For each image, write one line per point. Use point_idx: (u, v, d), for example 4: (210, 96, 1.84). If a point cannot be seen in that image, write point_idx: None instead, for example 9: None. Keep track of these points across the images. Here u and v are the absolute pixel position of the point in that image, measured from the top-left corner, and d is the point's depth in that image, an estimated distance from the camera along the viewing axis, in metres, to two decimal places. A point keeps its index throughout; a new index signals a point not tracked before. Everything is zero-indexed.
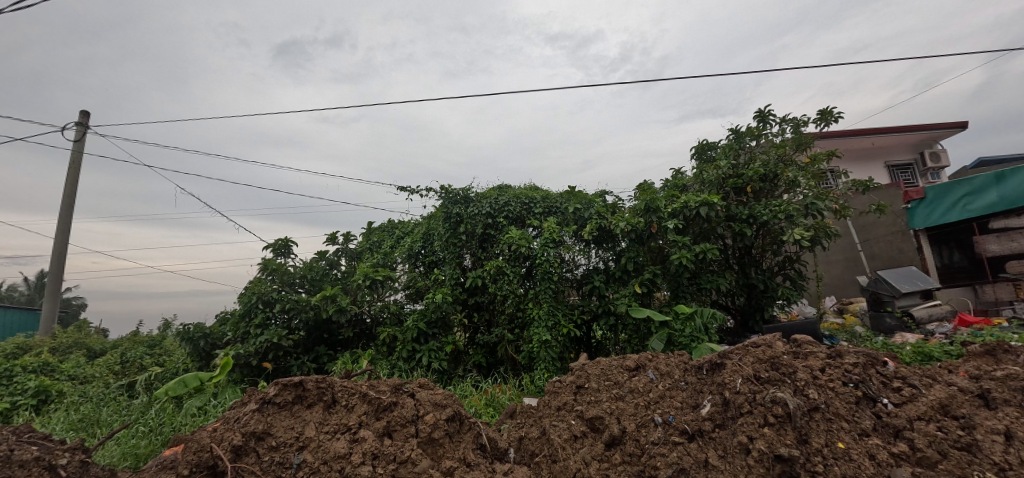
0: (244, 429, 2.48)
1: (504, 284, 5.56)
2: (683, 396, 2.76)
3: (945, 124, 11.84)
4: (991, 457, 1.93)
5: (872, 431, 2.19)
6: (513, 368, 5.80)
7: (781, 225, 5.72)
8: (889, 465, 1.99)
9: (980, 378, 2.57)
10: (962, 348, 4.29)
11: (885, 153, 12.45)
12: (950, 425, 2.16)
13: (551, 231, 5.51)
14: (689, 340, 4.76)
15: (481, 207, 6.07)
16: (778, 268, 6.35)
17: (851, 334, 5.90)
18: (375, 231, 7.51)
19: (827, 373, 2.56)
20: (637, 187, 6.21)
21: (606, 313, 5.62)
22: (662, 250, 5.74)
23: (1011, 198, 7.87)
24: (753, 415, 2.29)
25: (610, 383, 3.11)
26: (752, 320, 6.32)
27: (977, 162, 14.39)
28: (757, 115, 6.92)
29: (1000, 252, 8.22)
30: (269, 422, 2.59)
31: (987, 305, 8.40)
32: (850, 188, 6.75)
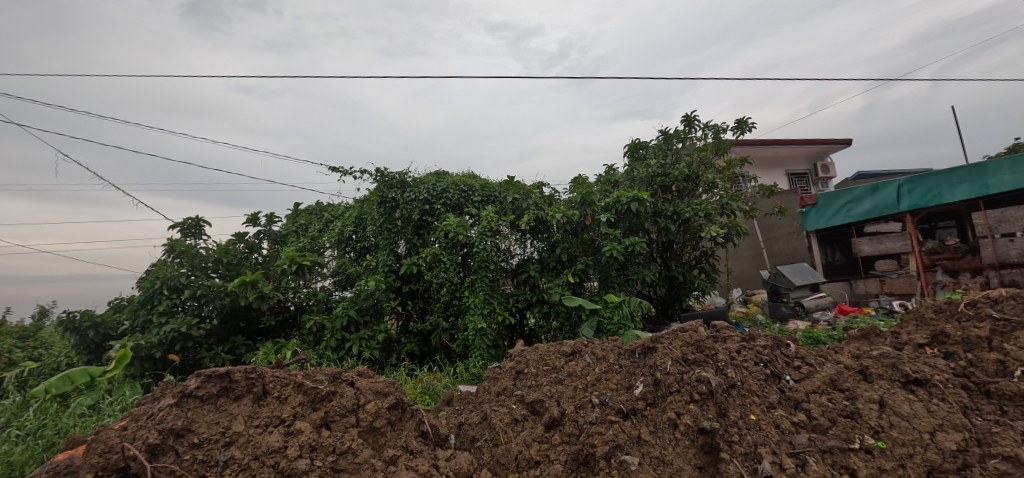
0: (161, 425, 2.23)
1: (440, 272, 5.44)
2: (617, 378, 2.92)
3: (833, 141, 13.65)
4: (869, 422, 2.25)
5: (778, 404, 2.44)
6: (448, 356, 5.75)
7: (700, 223, 6.24)
8: (791, 432, 2.25)
9: (859, 356, 2.95)
10: (844, 332, 5.01)
11: (785, 162, 14.08)
12: (838, 396, 2.46)
13: (489, 220, 5.47)
14: (617, 328, 5.04)
15: (417, 192, 5.86)
16: (695, 261, 6.89)
17: (754, 322, 6.62)
18: (302, 213, 7.02)
19: (742, 354, 2.83)
20: (573, 181, 6.42)
21: (539, 301, 5.74)
22: (595, 241, 5.95)
23: (880, 206, 8.91)
24: (681, 393, 2.49)
25: (549, 368, 3.20)
26: (671, 309, 6.88)
27: (858, 176, 16.84)
28: (684, 119, 7.44)
29: (871, 252, 9.37)
30: (190, 417, 2.36)
31: (859, 297, 9.59)
32: (758, 192, 7.47)
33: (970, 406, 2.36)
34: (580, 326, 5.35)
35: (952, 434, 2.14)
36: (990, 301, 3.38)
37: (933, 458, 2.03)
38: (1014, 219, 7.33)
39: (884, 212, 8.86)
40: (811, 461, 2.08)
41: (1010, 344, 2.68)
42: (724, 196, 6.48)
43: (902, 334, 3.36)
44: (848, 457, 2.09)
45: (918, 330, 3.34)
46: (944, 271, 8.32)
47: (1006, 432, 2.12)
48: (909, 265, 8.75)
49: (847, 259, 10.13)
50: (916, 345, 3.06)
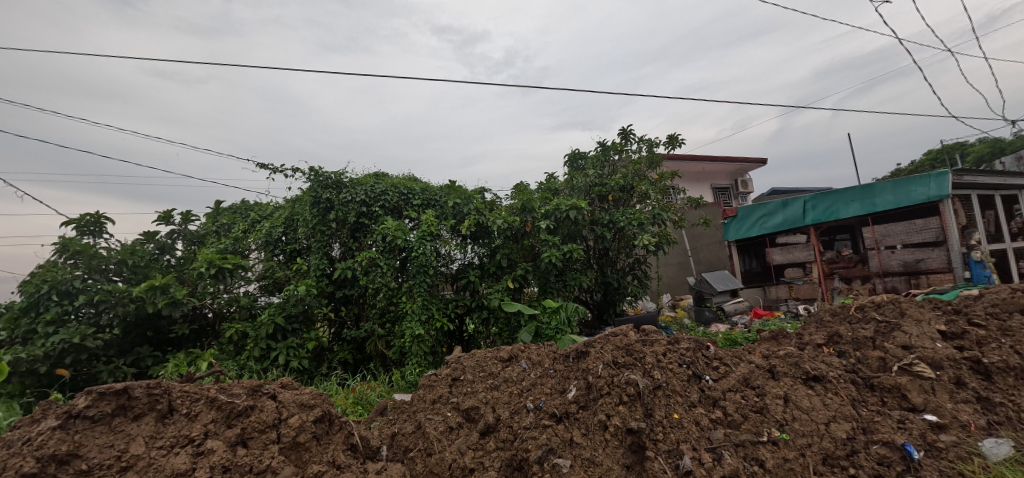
0: (40, 452, 1.93)
1: (376, 277, 5.24)
2: (552, 382, 2.96)
3: (751, 159, 14.98)
4: (775, 416, 2.45)
5: (698, 402, 2.58)
6: (383, 364, 5.52)
7: (634, 231, 6.55)
8: (708, 428, 2.38)
9: (767, 355, 3.21)
10: (757, 334, 5.48)
11: (711, 177, 15.24)
12: (750, 394, 2.65)
13: (429, 224, 5.34)
14: (554, 332, 5.03)
15: (354, 193, 5.61)
16: (629, 268, 7.19)
17: (681, 325, 7.07)
18: (224, 212, 6.46)
19: (667, 356, 2.97)
20: (515, 187, 6.47)
21: (479, 307, 5.67)
22: (535, 247, 6.03)
23: (790, 219, 9.91)
24: (611, 395, 2.57)
25: (485, 374, 3.18)
26: (606, 313, 7.13)
27: (772, 191, 18.60)
28: (621, 132, 7.80)
29: (782, 261, 10.35)
30: (78, 441, 2.07)
31: (770, 301, 10.53)
32: (686, 203, 8.00)
33: (857, 398, 2.64)
34: (518, 331, 5.36)
35: (843, 424, 2.39)
36: (873, 305, 3.85)
37: (827, 447, 2.25)
38: (895, 235, 8.40)
39: (793, 225, 9.88)
40: (726, 455, 2.21)
41: (889, 343, 3.05)
42: (656, 206, 6.86)
43: (804, 335, 3.71)
44: (757, 449, 2.25)
45: (816, 331, 3.72)
46: (841, 279, 9.37)
47: (884, 420, 2.40)
48: (812, 272, 9.78)
49: (762, 267, 11.09)
50: (816, 345, 3.39)
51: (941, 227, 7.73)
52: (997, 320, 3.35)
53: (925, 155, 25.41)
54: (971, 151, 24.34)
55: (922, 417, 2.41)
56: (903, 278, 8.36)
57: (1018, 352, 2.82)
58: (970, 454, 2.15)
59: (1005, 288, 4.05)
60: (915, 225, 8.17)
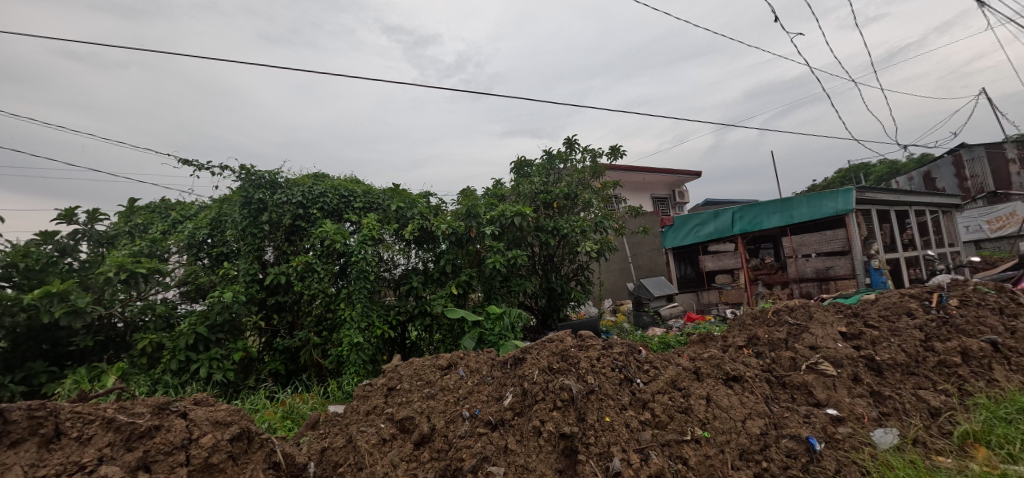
0: None
1: (312, 283, 4.98)
2: (489, 389, 2.95)
3: (687, 172, 15.94)
4: (698, 415, 2.57)
5: (628, 404, 2.66)
6: (318, 374, 5.25)
7: (577, 238, 6.73)
8: (637, 430, 2.46)
9: (693, 357, 3.37)
10: (686, 337, 5.84)
11: (651, 188, 16.04)
12: (677, 395, 2.76)
13: (371, 228, 5.16)
14: (498, 338, 5.02)
15: (290, 194, 5.29)
16: (573, 274, 7.33)
17: (620, 329, 7.36)
18: (139, 211, 5.88)
19: (601, 361, 3.02)
20: (461, 192, 6.42)
21: (422, 313, 5.55)
22: (480, 253, 6.01)
23: (719, 229, 10.62)
24: (545, 401, 2.59)
25: (422, 383, 3.11)
26: (550, 319, 7.23)
27: (706, 202, 19.92)
28: (566, 142, 8.00)
29: (714, 268, 10.98)
30: None
31: (703, 306, 11.26)
32: (627, 212, 8.34)
33: (771, 396, 2.85)
34: (461, 338, 5.29)
35: (757, 420, 2.56)
36: (787, 310, 4.19)
37: (743, 442, 2.40)
38: (809, 244, 9.22)
39: (722, 234, 10.59)
40: (653, 455, 2.29)
41: (799, 344, 3.32)
42: (599, 214, 7.08)
43: (727, 338, 3.96)
44: (681, 448, 2.36)
45: (738, 334, 3.98)
46: (764, 285, 10.12)
47: (793, 416, 2.60)
48: (739, 277, 10.46)
49: (696, 273, 11.75)
50: (737, 346, 3.63)
51: (847, 237, 8.61)
52: (888, 321, 3.77)
53: (836, 173, 28.33)
54: (873, 171, 27.46)
55: (825, 412, 2.64)
56: (816, 283, 9.13)
57: (902, 350, 3.19)
58: (862, 443, 2.39)
59: (894, 293, 4.58)
60: (825, 236, 9.03)
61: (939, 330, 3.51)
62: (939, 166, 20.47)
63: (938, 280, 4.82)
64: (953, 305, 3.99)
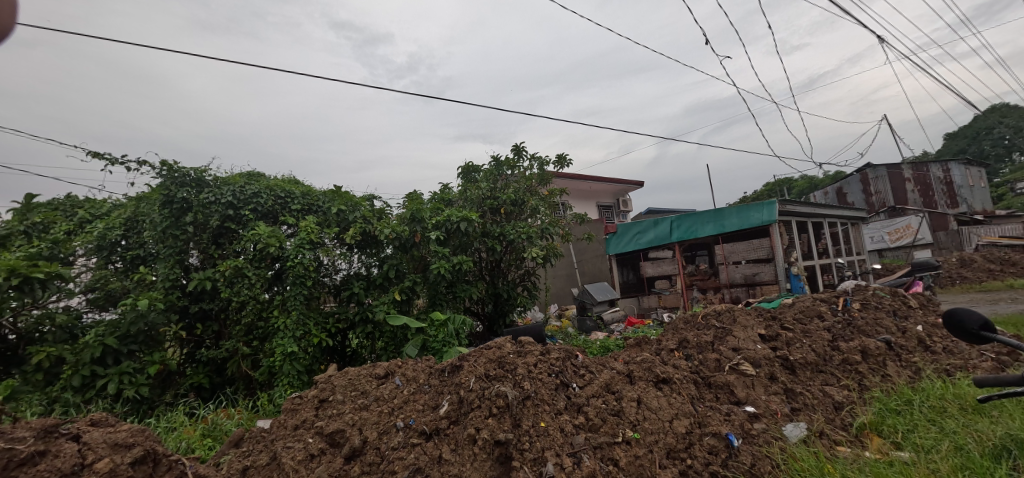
0: None
1: (241, 290, 4.64)
2: (425, 398, 2.89)
3: (631, 181, 16.64)
4: (629, 417, 2.66)
5: (563, 409, 2.70)
6: (247, 387, 4.91)
7: (523, 244, 6.80)
8: (571, 434, 2.50)
9: (628, 360, 3.49)
10: (624, 340, 6.06)
11: (598, 196, 16.58)
12: (610, 398, 2.84)
13: (308, 231, 4.92)
14: (441, 345, 4.92)
15: (218, 193, 4.93)
16: (519, 279, 7.36)
17: (565, 334, 7.50)
18: (37, 208, 5.24)
19: (538, 367, 3.04)
20: (407, 196, 6.28)
21: (363, 321, 5.34)
22: (425, 258, 5.91)
23: (658, 236, 11.17)
24: (481, 408, 2.57)
25: (356, 393, 3.01)
26: (496, 325, 7.23)
27: (650, 211, 20.90)
28: (514, 149, 8.07)
29: (654, 273, 11.56)
30: None
31: (644, 310, 11.78)
32: (573, 219, 8.45)
33: (696, 396, 3.01)
34: (404, 345, 5.15)
35: (683, 420, 2.69)
36: (715, 314, 4.46)
37: (670, 442, 2.51)
38: (738, 252, 9.89)
39: (660, 241, 11.14)
40: (585, 458, 2.34)
41: (723, 346, 3.54)
42: (546, 221, 7.20)
43: (660, 341, 4.16)
44: (613, 450, 2.43)
45: (671, 337, 4.18)
46: (699, 290, 10.77)
47: (715, 414, 2.76)
48: (676, 283, 11.06)
49: (637, 278, 12.31)
50: (669, 350, 3.81)
51: (771, 246, 9.32)
52: (801, 323, 4.10)
53: (765, 187, 30.78)
54: (796, 186, 30.10)
55: (743, 409, 2.82)
56: (744, 288, 9.86)
57: (813, 350, 3.49)
58: (776, 438, 2.57)
59: (808, 298, 5.01)
60: (751, 244, 9.72)
61: (843, 332, 3.89)
62: (849, 182, 22.81)
63: (843, 285, 5.35)
64: (855, 309, 4.43)
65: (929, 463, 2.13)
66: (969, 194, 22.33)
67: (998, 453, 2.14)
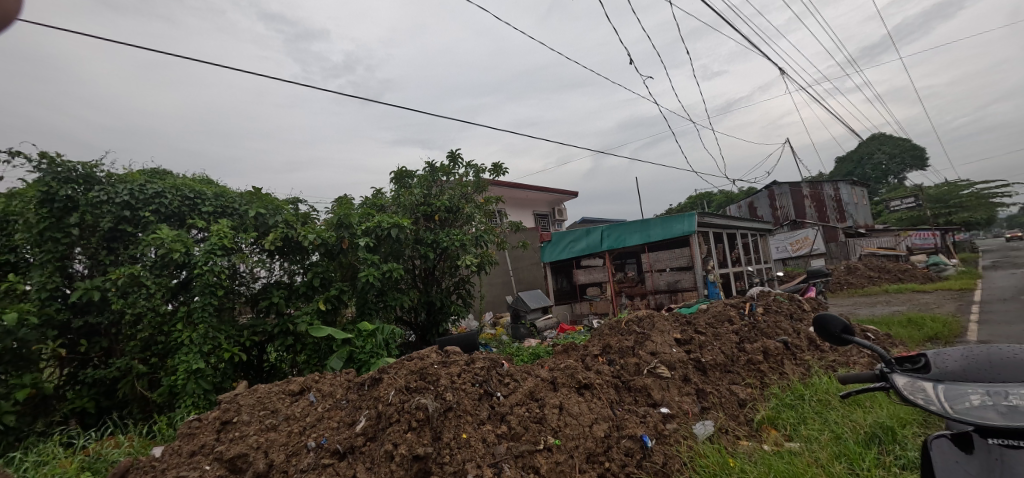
0: None
1: (136, 300, 4.15)
2: (341, 414, 2.77)
3: (566, 191, 17.17)
4: (551, 424, 2.71)
5: (486, 419, 2.69)
6: (143, 410, 4.40)
7: (457, 252, 6.76)
8: (493, 444, 2.48)
9: (553, 367, 3.56)
10: (553, 347, 6.17)
11: (533, 204, 16.93)
12: (533, 405, 2.87)
13: (221, 236, 4.53)
14: (369, 357, 4.72)
15: (112, 192, 4.40)
16: (454, 287, 7.23)
17: (499, 342, 7.51)
18: None
19: (461, 377, 3.01)
20: (336, 201, 6.01)
21: (284, 333, 4.97)
22: (354, 266, 5.68)
23: (590, 245, 11.62)
24: (400, 422, 2.50)
25: (265, 412, 2.85)
26: (430, 334, 7.09)
27: (584, 220, 21.73)
28: (450, 155, 8.02)
29: (586, 280, 11.84)
30: None
31: (576, 316, 12.13)
32: (508, 228, 8.51)
33: (615, 400, 3.13)
34: (328, 357, 4.88)
35: (602, 424, 2.77)
36: (637, 320, 4.70)
37: (590, 446, 2.58)
38: (662, 260, 10.50)
39: (592, 250, 11.58)
40: (506, 468, 2.34)
41: (643, 351, 3.73)
42: (481, 228, 7.18)
43: (585, 347, 4.30)
44: (534, 458, 2.45)
45: (596, 343, 4.33)
46: (626, 296, 11.29)
47: (632, 417, 2.88)
48: (606, 290, 11.53)
49: (570, 286, 12.58)
50: (593, 355, 3.95)
51: (690, 255, 10.04)
52: (712, 327, 4.43)
53: (690, 199, 33.22)
54: (716, 200, 32.79)
55: (658, 411, 2.98)
56: (667, 294, 10.49)
57: (722, 351, 3.78)
58: (686, 436, 2.74)
59: (720, 303, 5.43)
60: (673, 253, 10.39)
61: (749, 334, 4.27)
62: (760, 197, 25.28)
63: (750, 291, 5.88)
64: (759, 312, 4.87)
65: (813, 452, 2.37)
66: (854, 210, 25.64)
67: (868, 439, 2.44)
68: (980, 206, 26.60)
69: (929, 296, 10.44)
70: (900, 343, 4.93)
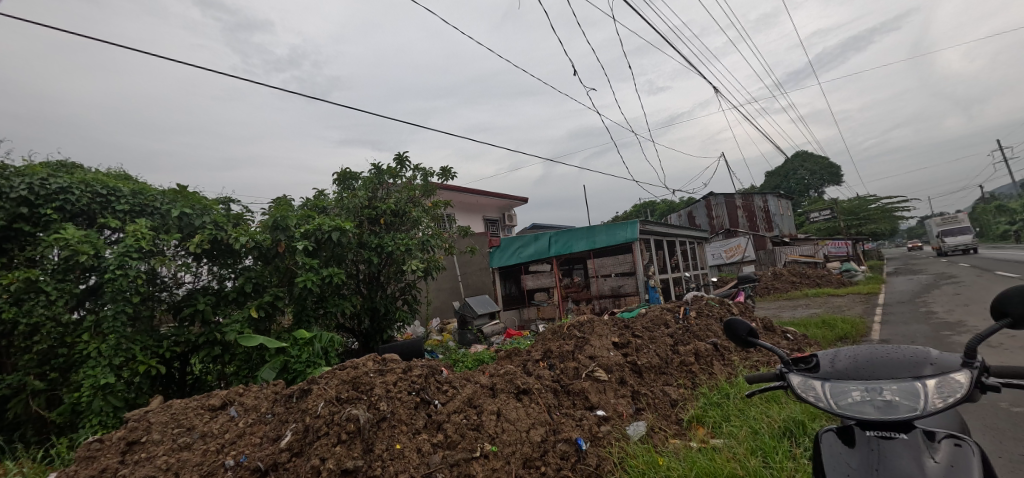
0: None
1: (33, 309, 3.74)
2: (265, 429, 2.68)
3: (516, 197, 17.33)
4: (488, 431, 2.71)
5: (421, 429, 2.65)
6: (39, 432, 3.93)
7: (403, 257, 6.62)
8: (428, 454, 2.46)
9: (493, 373, 3.56)
10: (495, 353, 6.18)
11: (482, 210, 16.94)
12: (471, 412, 2.87)
13: (139, 237, 4.16)
14: (305, 367, 4.47)
15: (5, 186, 3.94)
16: (399, 293, 7.08)
17: (445, 348, 7.43)
18: None
19: (398, 385, 2.95)
20: (273, 202, 5.72)
21: (210, 343, 4.65)
22: (291, 270, 5.43)
23: (538, 250, 11.78)
24: (328, 435, 2.42)
25: (180, 430, 2.67)
26: (373, 341, 6.88)
27: (534, 226, 22.06)
28: (397, 158, 7.87)
29: (534, 285, 11.94)
30: None
31: (523, 321, 12.20)
32: (456, 232, 8.46)
33: (553, 404, 3.18)
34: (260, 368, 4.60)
35: (539, 429, 2.81)
36: (578, 324, 4.83)
37: (526, 451, 2.61)
38: (607, 266, 10.86)
39: (540, 256, 11.74)
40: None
41: (582, 355, 3.84)
42: (428, 233, 7.09)
43: (528, 352, 4.36)
44: (470, 466, 2.45)
45: (538, 348, 4.39)
46: (572, 301, 11.59)
47: (568, 421, 2.94)
48: (553, 295, 11.73)
49: (518, 291, 12.71)
50: (534, 360, 4.01)
51: (632, 261, 10.47)
52: (649, 331, 4.64)
53: (636, 208, 34.68)
54: (660, 208, 34.46)
55: (595, 413, 3.08)
56: (611, 299, 10.86)
57: (657, 354, 3.97)
58: (620, 438, 2.84)
59: (658, 307, 5.70)
60: (618, 259, 10.78)
61: (683, 337, 4.52)
62: (698, 207, 26.88)
63: (685, 295, 6.22)
64: (692, 316, 5.17)
65: (732, 447, 2.55)
66: (781, 220, 27.92)
67: (782, 433, 2.65)
68: (883, 219, 29.92)
69: (841, 299, 11.55)
70: (815, 344, 5.41)
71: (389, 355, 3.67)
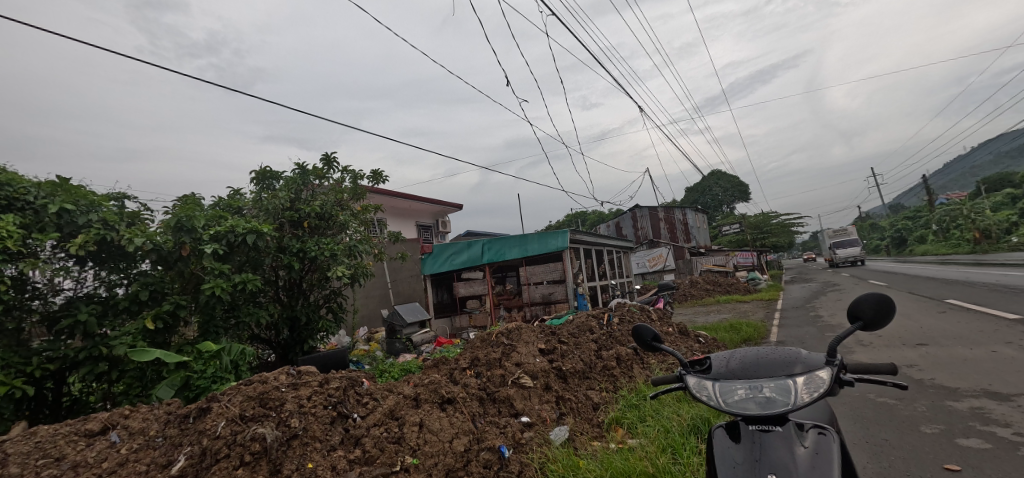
0: None
1: None
2: (154, 455, 2.42)
3: (450, 203, 17.18)
4: (409, 443, 2.66)
5: (338, 445, 2.54)
6: None
7: (327, 263, 6.30)
8: (344, 471, 2.35)
9: (417, 383, 3.50)
10: (422, 363, 6.07)
11: (415, 215, 16.58)
12: (392, 425, 2.79)
13: (2, 236, 3.57)
14: (209, 383, 4.16)
15: None
16: (324, 300, 6.71)
17: (372, 358, 7.15)
18: None
19: (312, 399, 2.80)
20: (178, 201, 5.20)
21: (93, 359, 4.08)
22: (197, 276, 4.97)
23: (471, 258, 11.77)
24: (229, 458, 2.24)
25: (45, 461, 2.31)
26: (292, 352, 6.43)
27: (469, 233, 22.02)
28: (324, 158, 7.49)
29: (467, 293, 11.91)
30: None
31: (455, 329, 12.09)
32: (387, 238, 8.20)
33: (477, 412, 3.19)
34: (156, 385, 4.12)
35: (462, 438, 2.80)
36: (506, 332, 4.91)
37: (449, 462, 2.59)
38: (538, 274, 11.12)
39: (473, 263, 11.73)
40: None
41: (509, 362, 3.90)
42: (355, 238, 6.81)
43: (456, 360, 4.33)
44: None
45: (466, 356, 4.37)
46: (505, 308, 11.70)
47: (492, 429, 2.96)
48: (486, 303, 11.77)
49: (451, 298, 12.60)
50: (461, 369, 4.00)
51: (563, 268, 10.83)
52: (574, 337, 4.82)
53: (570, 217, 35.92)
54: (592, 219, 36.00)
55: (519, 420, 3.14)
56: (541, 306, 11.11)
57: (581, 359, 4.13)
58: (542, 443, 2.91)
59: (584, 314, 5.94)
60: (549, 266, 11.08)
61: (606, 342, 4.76)
62: (627, 218, 28.46)
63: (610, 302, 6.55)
64: (615, 322, 5.45)
65: (645, 446, 2.72)
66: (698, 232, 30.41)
67: (692, 431, 2.86)
68: (782, 233, 33.74)
69: (747, 305, 12.80)
70: (721, 346, 5.94)
71: (305, 368, 3.47)
